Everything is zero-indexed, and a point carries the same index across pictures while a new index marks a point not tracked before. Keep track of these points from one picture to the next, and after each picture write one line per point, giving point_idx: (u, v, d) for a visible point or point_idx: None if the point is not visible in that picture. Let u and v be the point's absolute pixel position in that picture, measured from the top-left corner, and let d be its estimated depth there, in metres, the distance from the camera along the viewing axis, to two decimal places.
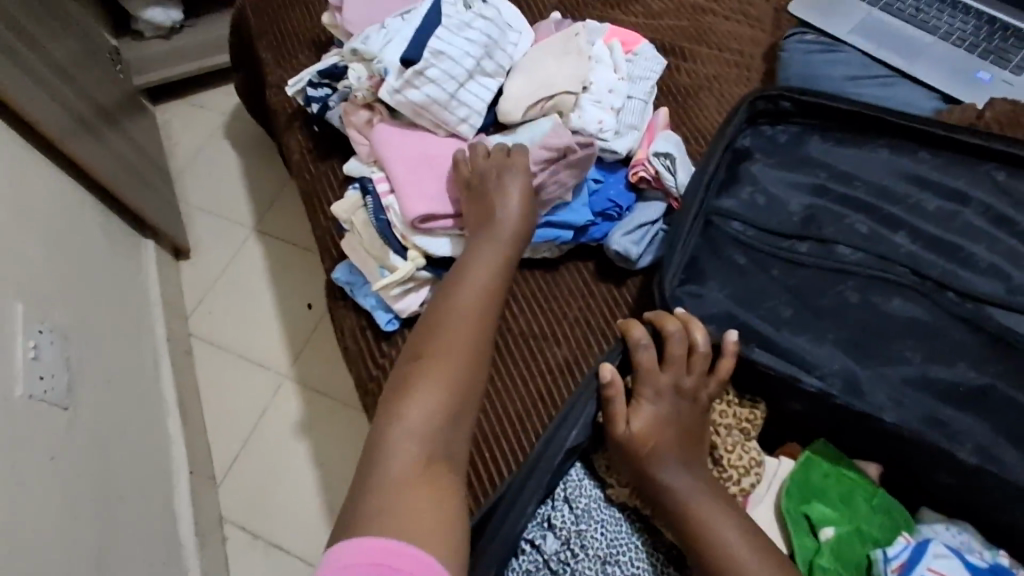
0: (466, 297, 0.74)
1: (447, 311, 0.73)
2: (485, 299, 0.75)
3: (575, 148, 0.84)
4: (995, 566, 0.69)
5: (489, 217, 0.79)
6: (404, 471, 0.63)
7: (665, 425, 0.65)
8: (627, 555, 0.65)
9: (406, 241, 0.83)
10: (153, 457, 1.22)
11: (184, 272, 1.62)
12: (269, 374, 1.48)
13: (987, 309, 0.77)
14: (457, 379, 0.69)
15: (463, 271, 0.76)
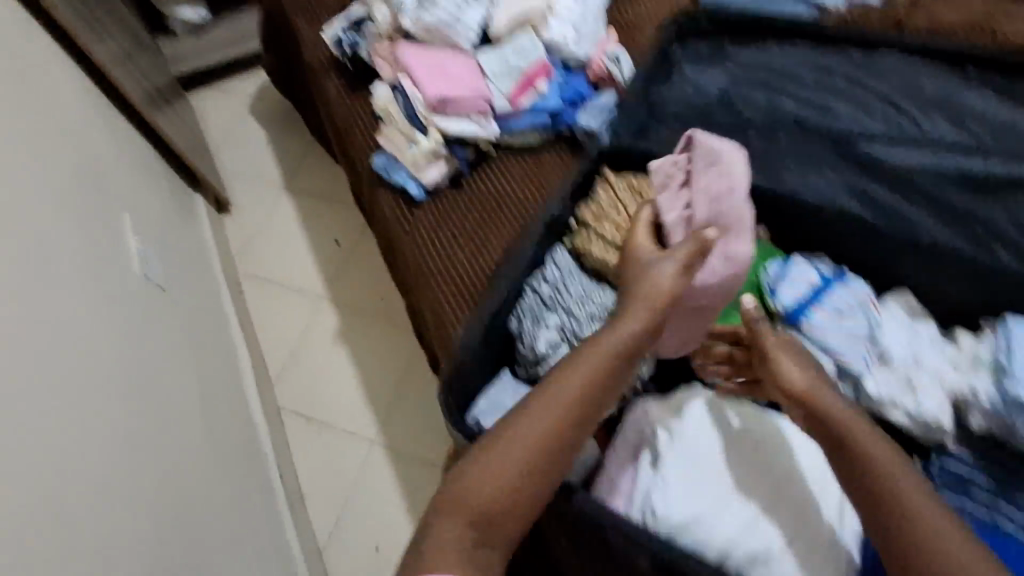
0: (563, 388, 0.72)
1: (565, 388, 0.72)
2: (587, 395, 0.72)
3: (698, 165, 0.85)
4: (838, 270, 0.89)
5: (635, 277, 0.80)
6: (461, 535, 0.64)
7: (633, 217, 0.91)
8: (599, 299, 0.91)
9: (429, 121, 1.17)
10: (225, 353, 1.49)
11: (227, 225, 1.91)
12: (308, 298, 1.76)
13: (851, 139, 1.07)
14: (537, 466, 0.69)
15: (581, 356, 0.74)
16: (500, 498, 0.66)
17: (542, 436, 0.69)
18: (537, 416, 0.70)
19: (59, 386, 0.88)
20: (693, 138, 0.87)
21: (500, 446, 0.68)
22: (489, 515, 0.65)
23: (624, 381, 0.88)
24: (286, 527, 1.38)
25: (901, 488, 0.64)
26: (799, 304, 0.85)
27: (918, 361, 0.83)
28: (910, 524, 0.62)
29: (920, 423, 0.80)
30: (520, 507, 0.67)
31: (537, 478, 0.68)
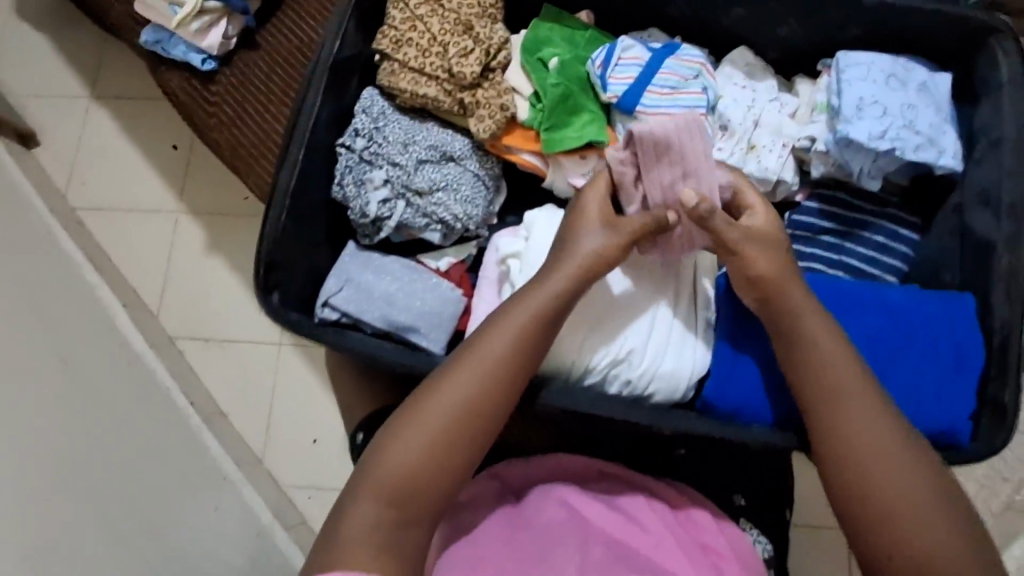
0: (484, 355, 0.62)
1: (507, 338, 0.62)
2: (530, 350, 0.63)
3: (647, 156, 0.71)
4: (669, 41, 0.80)
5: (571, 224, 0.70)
6: (378, 513, 0.56)
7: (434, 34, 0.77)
8: (426, 138, 0.80)
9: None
10: (85, 295, 1.36)
11: (42, 158, 1.65)
12: (164, 216, 1.59)
13: None
14: (469, 434, 0.60)
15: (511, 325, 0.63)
16: (427, 474, 0.58)
17: (465, 406, 0.60)
18: (460, 386, 0.60)
19: None
20: (631, 133, 0.70)
21: (418, 423, 0.59)
22: (411, 495, 0.57)
23: (471, 222, 0.81)
24: (213, 446, 1.36)
25: (829, 355, 0.61)
26: (632, 90, 0.77)
27: (757, 121, 0.79)
28: (821, 357, 0.61)
29: (765, 184, 0.79)
30: (449, 481, 0.59)
31: (472, 444, 0.60)
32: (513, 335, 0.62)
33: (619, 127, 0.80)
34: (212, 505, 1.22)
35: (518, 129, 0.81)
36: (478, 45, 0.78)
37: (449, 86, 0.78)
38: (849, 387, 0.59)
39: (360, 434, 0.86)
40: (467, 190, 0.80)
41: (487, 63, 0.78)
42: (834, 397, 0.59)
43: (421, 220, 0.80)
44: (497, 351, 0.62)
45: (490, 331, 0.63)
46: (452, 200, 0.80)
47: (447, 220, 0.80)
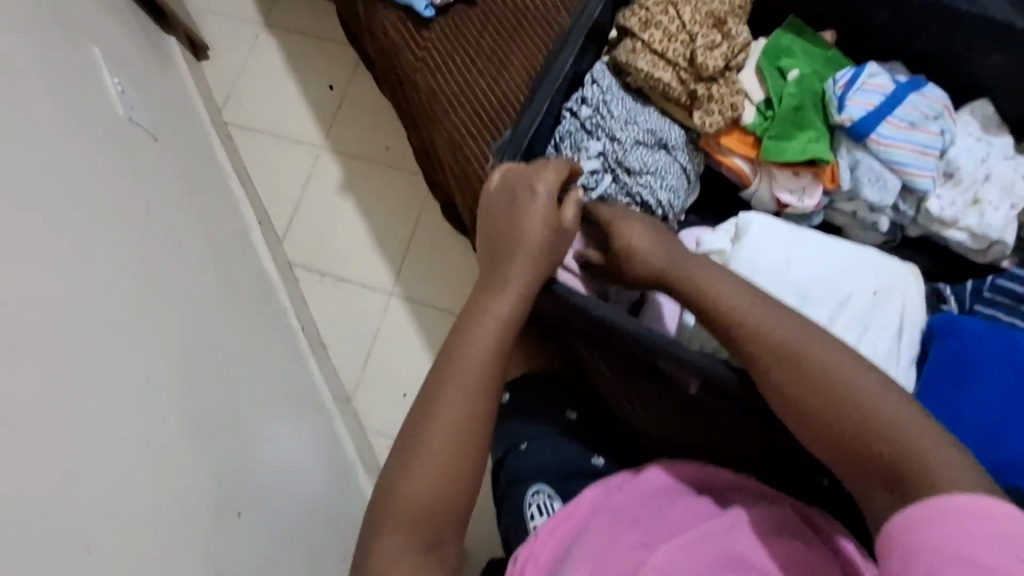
0: (471, 347, 0.68)
1: (456, 364, 0.68)
2: (488, 370, 0.68)
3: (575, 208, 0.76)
4: (914, 77, 0.78)
5: (510, 241, 0.71)
6: (404, 533, 0.63)
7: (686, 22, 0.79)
8: (647, 120, 0.81)
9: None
10: (227, 205, 1.42)
11: (207, 72, 1.73)
12: (307, 149, 1.64)
13: None
14: (466, 447, 0.66)
15: (472, 322, 0.69)
16: (440, 487, 0.64)
17: (459, 424, 0.66)
18: (457, 386, 0.67)
19: (64, 232, 0.84)
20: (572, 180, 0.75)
21: (413, 426, 0.67)
22: (424, 517, 0.63)
23: (670, 212, 0.80)
24: (313, 375, 1.40)
25: (769, 334, 0.60)
26: (870, 117, 0.76)
27: (987, 175, 0.77)
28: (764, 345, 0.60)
29: (980, 241, 0.77)
30: (457, 490, 0.65)
31: (467, 458, 0.66)
32: (487, 338, 0.68)
33: (842, 152, 0.79)
34: (307, 430, 1.25)
35: (736, 132, 0.81)
36: (726, 41, 0.79)
37: (687, 75, 0.79)
38: (807, 364, 0.58)
39: (507, 393, 0.87)
40: (673, 181, 0.80)
41: (729, 60, 0.78)
42: (764, 360, 0.60)
43: (621, 198, 0.80)
44: (457, 375, 0.67)
45: (444, 356, 0.69)
46: (659, 183, 0.79)
47: (649, 204, 0.79)
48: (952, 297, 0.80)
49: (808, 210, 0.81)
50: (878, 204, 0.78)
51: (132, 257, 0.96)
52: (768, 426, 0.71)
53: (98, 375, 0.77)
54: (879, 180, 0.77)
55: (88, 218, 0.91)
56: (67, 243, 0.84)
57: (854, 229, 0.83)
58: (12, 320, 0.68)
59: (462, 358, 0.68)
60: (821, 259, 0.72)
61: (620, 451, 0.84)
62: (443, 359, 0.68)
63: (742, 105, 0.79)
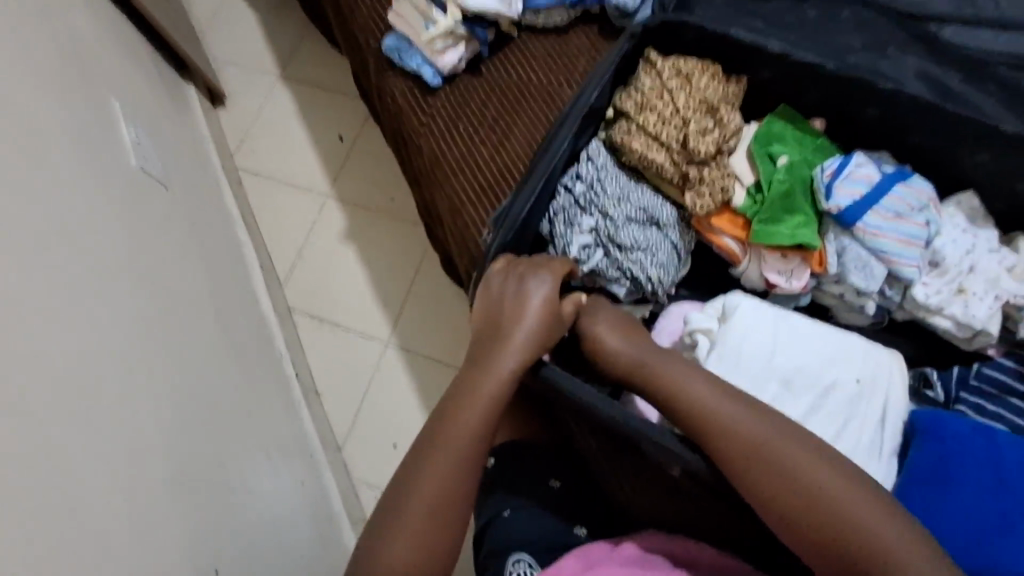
0: (457, 425, 0.69)
1: (443, 439, 0.68)
2: (474, 446, 0.68)
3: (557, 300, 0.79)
4: (901, 168, 0.81)
5: (505, 321, 0.73)
6: None
7: (681, 108, 0.82)
8: (639, 199, 0.84)
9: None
10: (231, 252, 1.45)
11: (222, 119, 1.79)
12: (314, 196, 1.68)
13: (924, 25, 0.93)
14: (446, 524, 0.65)
15: (459, 401, 0.70)
16: (417, 563, 0.63)
17: (441, 499, 0.66)
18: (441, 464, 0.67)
19: (67, 283, 0.86)
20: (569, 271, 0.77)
21: (393, 500, 0.66)
22: None
23: (660, 286, 0.83)
24: (304, 424, 1.40)
25: (747, 433, 0.64)
26: (857, 206, 0.78)
27: (973, 266, 0.78)
28: (743, 444, 0.64)
29: (965, 330, 0.78)
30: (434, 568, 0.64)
31: (446, 535, 0.65)
32: (475, 413, 0.69)
33: (829, 237, 0.81)
34: (294, 481, 1.24)
35: (727, 213, 0.84)
36: (718, 127, 0.82)
37: (679, 158, 0.82)
38: (784, 464, 0.62)
39: (493, 457, 0.87)
40: (663, 257, 0.83)
41: (721, 145, 0.81)
42: (744, 460, 0.64)
43: (613, 272, 0.83)
44: (443, 450, 0.68)
45: (432, 429, 0.69)
46: (649, 260, 0.82)
47: (640, 279, 0.83)
48: (939, 382, 0.81)
49: (796, 291, 0.82)
50: (865, 290, 0.79)
51: (132, 307, 0.98)
52: (748, 511, 0.70)
53: (88, 429, 0.78)
54: (865, 266, 0.79)
55: (93, 269, 0.93)
56: (71, 296, 0.86)
57: (842, 310, 0.85)
58: (9, 375, 0.69)
59: (450, 434, 0.68)
60: (804, 345, 0.73)
61: (601, 525, 0.83)
62: (432, 432, 0.69)
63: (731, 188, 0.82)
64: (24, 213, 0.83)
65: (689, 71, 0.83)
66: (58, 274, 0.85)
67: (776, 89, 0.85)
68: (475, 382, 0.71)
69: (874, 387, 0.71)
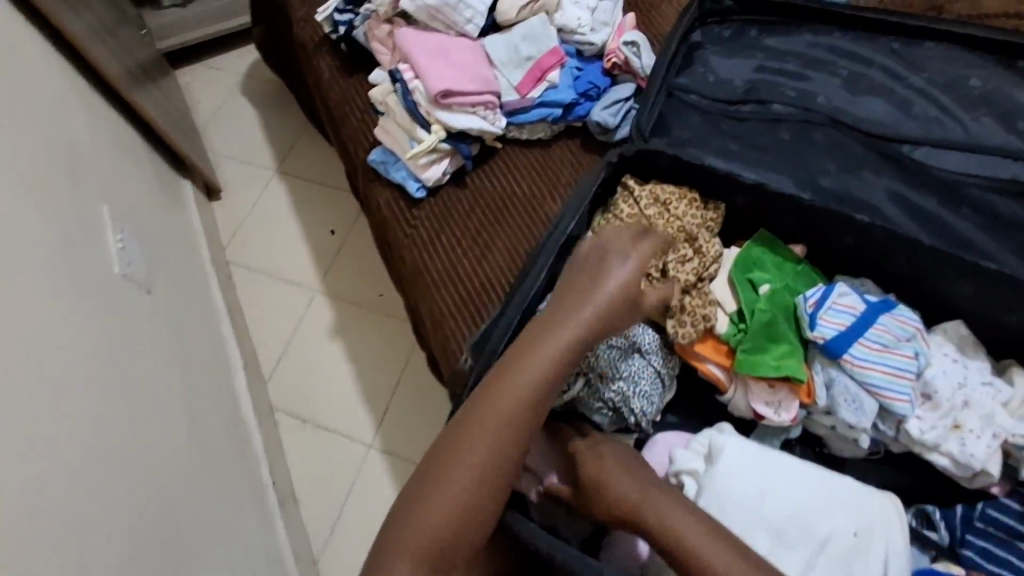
0: (446, 504, 0.66)
1: (433, 503, 0.66)
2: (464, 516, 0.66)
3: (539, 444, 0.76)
4: (884, 297, 0.80)
5: (513, 388, 0.69)
6: None
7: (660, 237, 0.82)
8: (619, 326, 0.83)
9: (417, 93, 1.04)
10: (213, 351, 1.42)
11: (217, 212, 1.81)
12: (303, 291, 1.67)
13: (898, 147, 0.95)
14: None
15: (453, 466, 0.67)
16: None
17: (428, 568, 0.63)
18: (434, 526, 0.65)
19: (32, 407, 0.83)
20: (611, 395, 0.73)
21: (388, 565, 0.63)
22: None
23: (643, 418, 0.81)
24: (277, 534, 1.32)
25: None
26: (841, 337, 0.76)
27: (967, 400, 0.75)
28: None
29: (964, 468, 0.74)
30: None
31: None
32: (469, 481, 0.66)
33: (816, 367, 0.78)
34: None
35: (710, 340, 0.81)
36: (696, 256, 0.82)
37: (660, 284, 0.81)
38: None
39: None
40: (646, 387, 0.81)
41: (700, 273, 0.81)
42: None
43: (592, 400, 0.80)
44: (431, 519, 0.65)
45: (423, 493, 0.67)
46: (630, 391, 0.80)
47: (622, 411, 0.80)
48: (942, 521, 0.75)
49: (786, 423, 0.78)
50: (857, 426, 0.76)
51: (98, 425, 0.94)
52: None
53: (30, 561, 0.73)
54: (855, 401, 0.76)
55: (62, 381, 0.90)
56: (35, 411, 0.83)
57: (836, 441, 0.80)
58: None
59: (443, 502, 0.66)
60: (795, 491, 0.70)
61: None
62: (420, 497, 0.66)
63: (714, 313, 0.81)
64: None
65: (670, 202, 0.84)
66: (25, 389, 0.82)
67: (755, 215, 0.85)
68: (476, 452, 0.67)
69: (875, 537, 0.67)
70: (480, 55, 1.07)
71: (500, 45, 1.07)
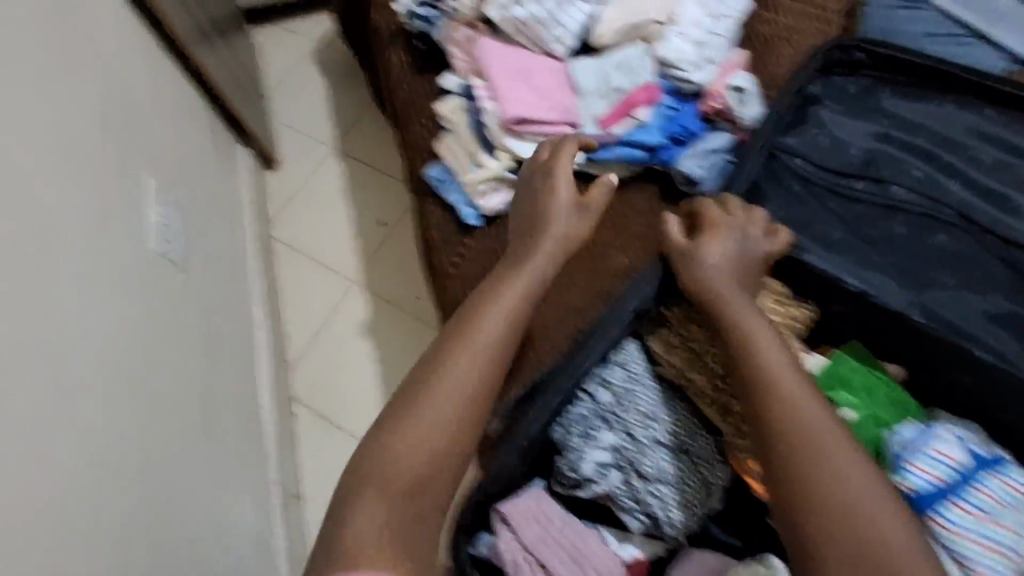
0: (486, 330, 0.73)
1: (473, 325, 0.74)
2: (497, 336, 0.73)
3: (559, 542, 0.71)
4: (993, 454, 0.68)
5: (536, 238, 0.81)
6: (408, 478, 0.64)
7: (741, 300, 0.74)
8: (669, 422, 0.74)
9: (490, 113, 0.95)
10: (241, 333, 1.37)
11: (270, 183, 1.76)
12: (341, 280, 1.62)
13: None
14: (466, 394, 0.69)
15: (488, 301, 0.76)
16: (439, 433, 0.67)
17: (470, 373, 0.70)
18: (407, 444, 0.65)
19: (52, 398, 0.78)
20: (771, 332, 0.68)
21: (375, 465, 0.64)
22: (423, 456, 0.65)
23: (681, 532, 0.71)
24: (278, 534, 1.28)
25: None
26: (934, 491, 0.65)
27: None
28: None
29: None
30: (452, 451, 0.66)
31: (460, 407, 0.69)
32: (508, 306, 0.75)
33: None
34: None
35: None
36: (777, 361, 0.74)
37: (721, 385, 0.73)
38: None
39: None
40: (688, 496, 0.71)
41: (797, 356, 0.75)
42: None
43: (628, 501, 0.72)
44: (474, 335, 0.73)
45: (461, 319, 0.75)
46: (669, 499, 0.71)
47: (658, 519, 0.71)
48: None
49: None
50: None
51: (117, 416, 0.90)
52: None
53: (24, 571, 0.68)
54: None
55: (85, 368, 0.86)
56: (48, 398, 0.77)
57: None
58: None
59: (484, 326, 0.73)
60: None
61: None
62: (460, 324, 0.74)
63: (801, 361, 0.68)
64: (12, 303, 0.75)
65: (738, 249, 0.73)
66: (44, 382, 0.77)
67: None
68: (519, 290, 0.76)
69: None
70: (564, 80, 0.96)
71: (588, 70, 0.95)
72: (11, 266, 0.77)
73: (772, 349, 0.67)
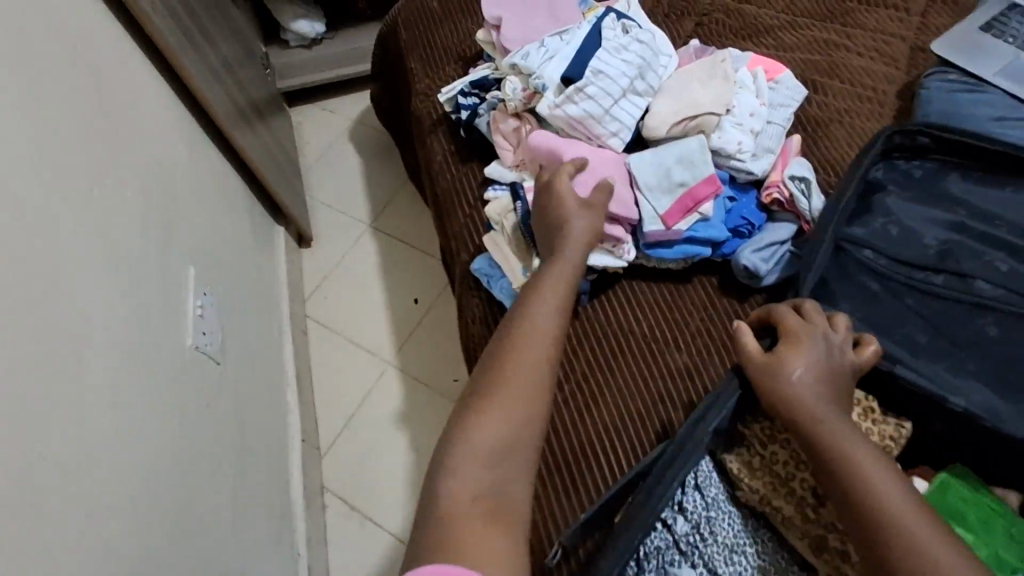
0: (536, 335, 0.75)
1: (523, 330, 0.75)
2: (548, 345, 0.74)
3: None
4: None
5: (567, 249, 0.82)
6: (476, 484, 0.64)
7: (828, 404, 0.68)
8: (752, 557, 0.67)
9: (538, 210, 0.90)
10: (273, 420, 1.32)
11: (305, 260, 1.75)
12: (375, 361, 1.58)
13: None
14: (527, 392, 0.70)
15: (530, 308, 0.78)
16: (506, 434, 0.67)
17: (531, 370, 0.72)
18: (471, 439, 0.67)
19: (86, 518, 0.73)
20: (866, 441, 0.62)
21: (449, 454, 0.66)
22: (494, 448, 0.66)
23: None
24: None
25: None
26: None
27: None
28: None
29: None
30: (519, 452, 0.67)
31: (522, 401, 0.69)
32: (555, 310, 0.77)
33: None
34: None
35: None
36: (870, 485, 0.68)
37: (813, 514, 0.66)
38: None
39: None
40: None
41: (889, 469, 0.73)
42: None
43: None
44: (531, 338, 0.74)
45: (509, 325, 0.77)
46: None
47: None
48: None
49: None
50: None
51: (153, 529, 0.84)
52: None
53: None
54: None
55: (121, 479, 0.81)
56: (84, 516, 0.72)
57: None
58: None
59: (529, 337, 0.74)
60: None
61: None
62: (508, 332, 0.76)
63: (911, 484, 0.61)
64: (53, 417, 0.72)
65: (824, 356, 0.67)
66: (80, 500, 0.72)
67: None
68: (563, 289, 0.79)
69: None
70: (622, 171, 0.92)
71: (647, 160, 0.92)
72: (54, 376, 0.73)
73: (871, 461, 0.61)
